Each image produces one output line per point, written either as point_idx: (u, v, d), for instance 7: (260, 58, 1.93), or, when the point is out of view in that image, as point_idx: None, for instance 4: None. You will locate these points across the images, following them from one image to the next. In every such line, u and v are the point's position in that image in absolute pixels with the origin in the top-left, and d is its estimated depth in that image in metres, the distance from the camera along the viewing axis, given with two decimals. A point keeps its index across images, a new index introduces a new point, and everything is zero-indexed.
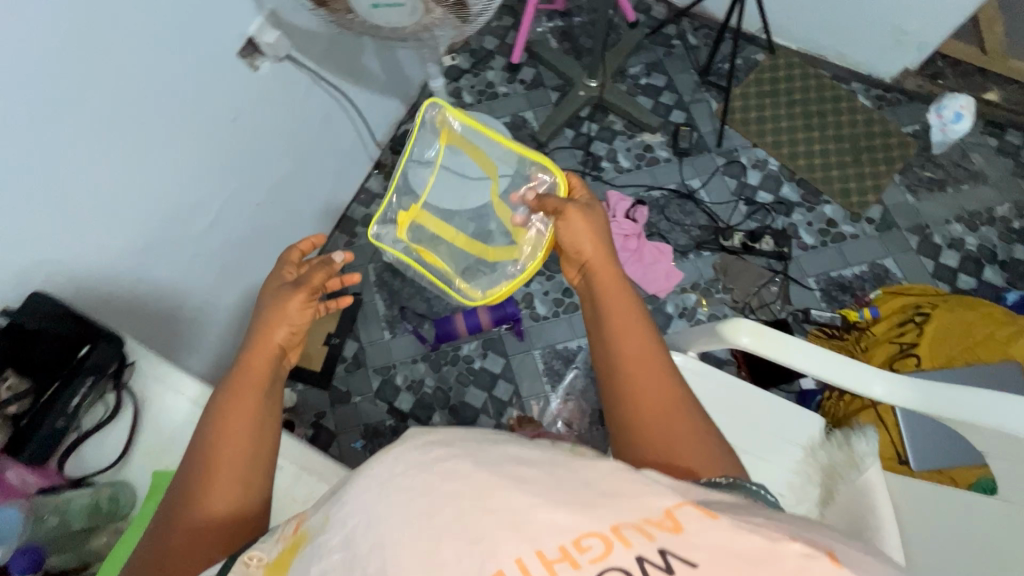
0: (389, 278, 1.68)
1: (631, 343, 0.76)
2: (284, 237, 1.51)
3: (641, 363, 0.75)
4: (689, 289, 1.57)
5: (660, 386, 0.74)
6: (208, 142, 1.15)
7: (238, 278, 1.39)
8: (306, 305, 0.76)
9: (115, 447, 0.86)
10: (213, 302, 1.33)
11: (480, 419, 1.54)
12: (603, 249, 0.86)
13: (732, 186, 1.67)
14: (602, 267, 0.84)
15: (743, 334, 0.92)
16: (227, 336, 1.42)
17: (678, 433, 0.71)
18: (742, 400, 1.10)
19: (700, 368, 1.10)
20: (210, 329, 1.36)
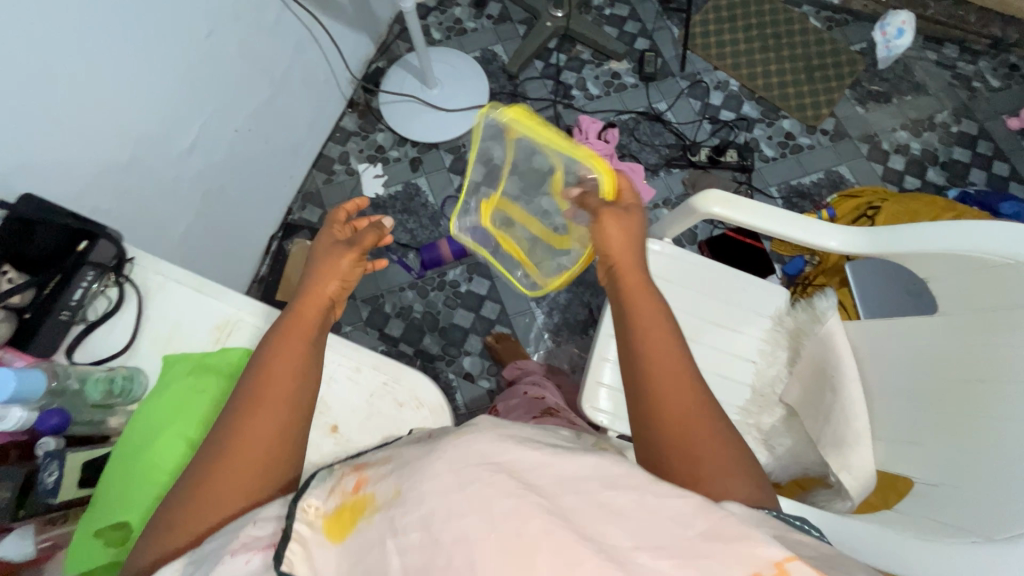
0: (371, 214, 1.70)
1: (655, 343, 0.76)
2: (261, 174, 1.51)
3: (662, 366, 0.75)
4: (660, 205, 1.65)
5: (684, 396, 0.74)
6: (184, 58, 1.14)
7: (218, 210, 1.39)
8: (345, 265, 0.76)
9: (123, 335, 0.87)
10: (197, 234, 1.35)
11: (470, 337, 1.59)
12: (635, 250, 0.84)
13: (696, 106, 1.74)
14: (628, 270, 0.82)
15: (714, 204, 1.00)
16: (211, 269, 1.44)
17: (708, 452, 0.71)
18: (715, 282, 1.18)
19: (679, 254, 1.18)
20: (195, 260, 1.37)
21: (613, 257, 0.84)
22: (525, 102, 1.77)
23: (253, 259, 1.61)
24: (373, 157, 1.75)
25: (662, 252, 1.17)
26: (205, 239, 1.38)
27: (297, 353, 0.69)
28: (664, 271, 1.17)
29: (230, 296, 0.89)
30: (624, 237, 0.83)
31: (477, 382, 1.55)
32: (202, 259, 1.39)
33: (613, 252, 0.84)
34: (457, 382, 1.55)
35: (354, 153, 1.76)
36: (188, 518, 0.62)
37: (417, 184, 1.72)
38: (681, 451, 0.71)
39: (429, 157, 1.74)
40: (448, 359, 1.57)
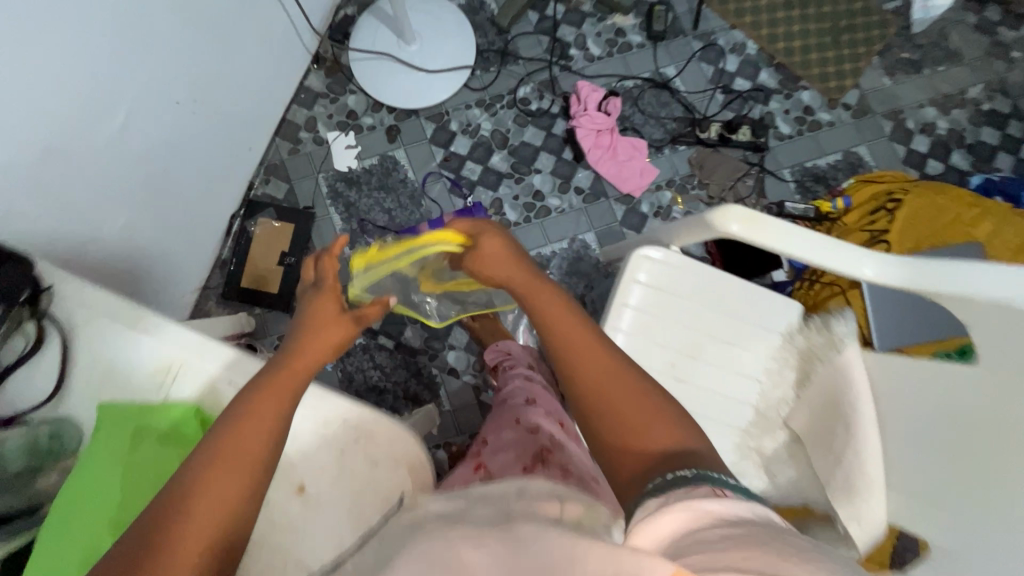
0: (343, 190, 1.53)
1: (567, 334, 0.78)
2: (213, 149, 1.32)
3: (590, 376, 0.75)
4: (663, 187, 1.51)
5: (611, 376, 0.75)
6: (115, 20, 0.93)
7: (163, 194, 1.22)
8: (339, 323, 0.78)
9: (47, 379, 0.75)
10: (139, 224, 1.19)
11: (454, 330, 1.48)
12: (516, 262, 0.84)
13: (709, 73, 1.55)
14: (518, 278, 0.83)
15: (732, 221, 0.88)
16: (160, 258, 1.29)
17: (661, 440, 0.70)
18: (724, 296, 1.08)
19: (683, 264, 1.07)
20: (139, 252, 1.21)
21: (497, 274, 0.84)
22: (517, 62, 1.56)
23: (211, 241, 1.45)
24: (344, 124, 1.55)
25: (664, 261, 1.07)
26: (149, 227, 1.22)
27: (280, 404, 0.68)
28: (666, 282, 1.07)
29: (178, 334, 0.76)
30: (501, 248, 0.83)
31: (461, 378, 1.46)
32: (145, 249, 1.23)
33: (493, 271, 0.85)
34: (441, 378, 1.46)
35: (322, 118, 1.55)
36: (154, 568, 0.57)
37: (394, 157, 1.54)
38: (624, 434, 0.71)
39: (408, 126, 1.55)
40: (430, 354, 1.47)
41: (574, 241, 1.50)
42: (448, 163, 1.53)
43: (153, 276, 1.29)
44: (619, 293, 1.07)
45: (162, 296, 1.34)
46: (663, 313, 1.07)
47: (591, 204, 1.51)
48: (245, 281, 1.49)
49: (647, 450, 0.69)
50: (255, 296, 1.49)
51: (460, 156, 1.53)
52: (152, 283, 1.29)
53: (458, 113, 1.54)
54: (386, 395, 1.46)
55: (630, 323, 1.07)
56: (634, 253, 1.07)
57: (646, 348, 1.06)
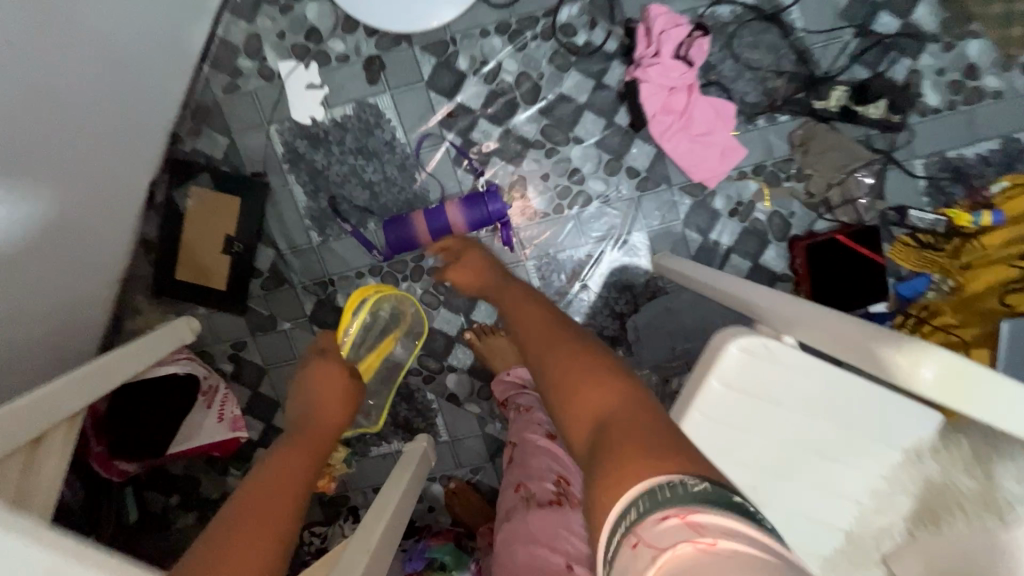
0: (305, 151, 1.10)
1: (525, 319, 0.78)
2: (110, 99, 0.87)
3: (546, 337, 0.70)
4: (749, 174, 1.10)
5: (566, 357, 0.64)
6: None
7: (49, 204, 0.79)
8: (339, 384, 0.94)
9: None
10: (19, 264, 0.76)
11: (455, 349, 1.17)
12: (486, 266, 0.96)
13: (841, 2, 1.06)
14: (492, 283, 0.93)
15: (927, 365, 0.54)
16: (69, 268, 0.91)
17: (607, 409, 0.54)
18: (845, 405, 0.75)
19: (798, 365, 0.72)
20: (40, 277, 0.83)
21: (475, 280, 0.96)
22: None
23: (128, 222, 1.06)
24: (302, 50, 1.08)
25: (772, 360, 0.71)
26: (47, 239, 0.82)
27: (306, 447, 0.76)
28: (769, 388, 0.73)
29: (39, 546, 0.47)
30: (477, 258, 0.99)
31: (463, 406, 1.19)
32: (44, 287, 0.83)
33: (477, 277, 0.96)
34: (438, 405, 1.19)
35: (270, 38, 1.07)
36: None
37: (376, 105, 1.09)
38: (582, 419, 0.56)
39: (396, 59, 1.08)
40: (425, 376, 1.18)
41: (620, 244, 1.12)
42: (452, 121, 1.09)
43: (61, 294, 0.91)
44: (697, 400, 0.73)
45: (75, 309, 0.98)
46: (757, 427, 0.75)
47: (647, 192, 1.11)
48: (180, 273, 1.13)
49: (592, 418, 0.55)
50: (197, 294, 1.14)
51: (470, 112, 1.09)
52: (61, 302, 0.92)
53: (468, 43, 1.07)
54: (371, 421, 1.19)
55: (708, 438, 0.75)
56: (725, 345, 0.71)
57: (727, 468, 0.77)
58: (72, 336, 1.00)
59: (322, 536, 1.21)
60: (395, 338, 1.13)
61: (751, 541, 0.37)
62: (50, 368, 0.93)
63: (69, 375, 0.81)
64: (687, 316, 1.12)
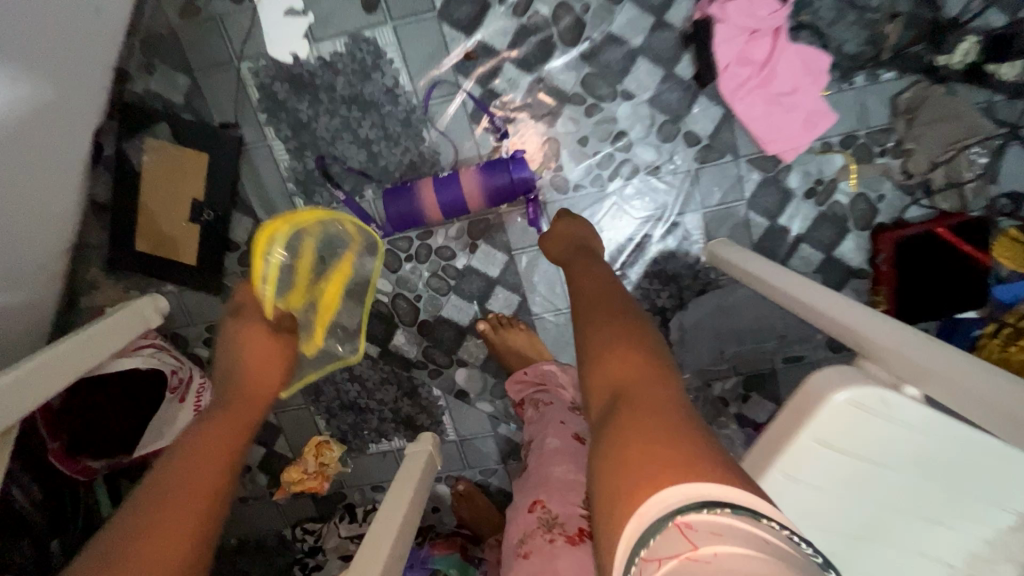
0: (286, 98, 0.88)
1: (588, 294, 0.68)
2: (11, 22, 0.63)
3: (601, 309, 0.62)
4: (834, 147, 0.89)
5: (614, 328, 0.56)
6: None
7: None
8: (277, 341, 0.77)
9: None
10: None
11: (466, 341, 1.01)
12: (585, 241, 0.83)
13: None
14: (577, 256, 0.79)
15: None
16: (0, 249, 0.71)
17: (630, 379, 0.48)
18: (971, 471, 0.57)
19: (916, 422, 0.55)
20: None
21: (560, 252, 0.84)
22: None
23: (71, 183, 0.86)
24: None
25: (883, 415, 0.55)
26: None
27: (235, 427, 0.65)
28: (874, 447, 0.56)
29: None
30: (570, 229, 0.85)
31: (473, 404, 1.05)
32: None
33: (561, 246, 0.84)
34: (445, 402, 1.05)
35: None
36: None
37: (374, 40, 0.86)
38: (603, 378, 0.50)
39: None
40: (430, 369, 1.03)
41: (669, 227, 0.93)
42: (470, 65, 0.87)
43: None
44: (779, 458, 0.57)
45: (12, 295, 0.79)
46: (851, 493, 0.59)
47: (707, 164, 0.90)
48: (140, 244, 0.94)
49: (612, 387, 0.48)
50: (162, 269, 0.96)
51: (493, 53, 0.86)
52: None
53: None
54: (368, 416, 1.05)
55: (788, 503, 0.60)
56: (824, 396, 0.55)
57: (805, 535, 0.62)
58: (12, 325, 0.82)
59: (315, 534, 1.10)
60: (354, 251, 0.87)
61: (750, 539, 0.32)
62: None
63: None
64: (743, 315, 0.96)
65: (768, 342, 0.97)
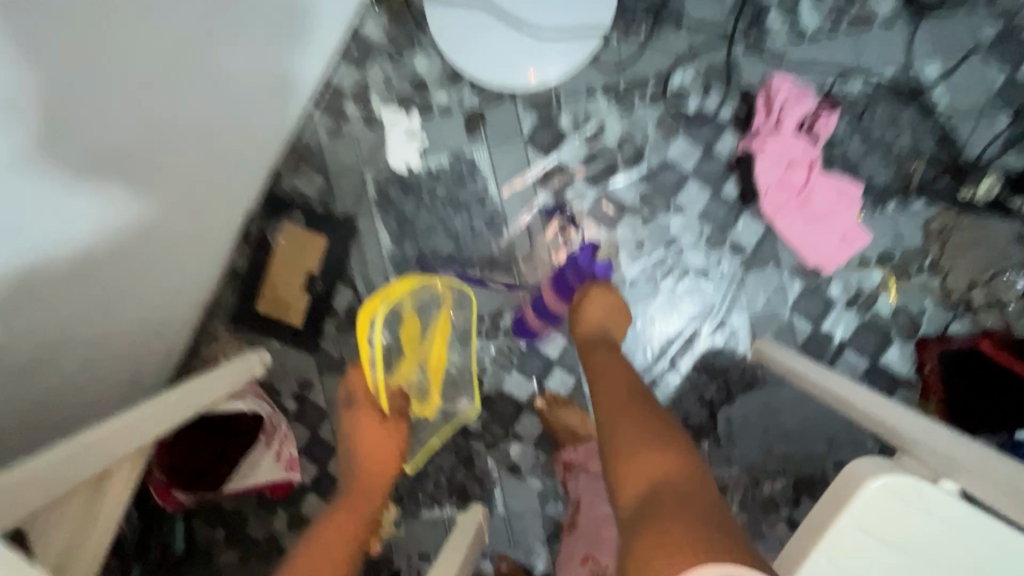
0: (396, 197, 1.09)
1: (605, 390, 0.78)
2: (220, 122, 0.83)
3: (631, 405, 0.72)
4: (873, 263, 0.98)
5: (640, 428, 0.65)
6: (65, 28, 0.52)
7: (149, 236, 0.80)
8: (383, 429, 0.97)
9: None
10: (107, 300, 0.78)
11: (523, 416, 1.10)
12: (613, 330, 0.93)
13: (996, 84, 0.94)
14: (600, 352, 0.87)
15: None
16: (147, 291, 0.87)
17: (665, 477, 0.56)
18: None
19: (955, 518, 0.58)
20: (111, 297, 0.78)
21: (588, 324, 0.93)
22: (677, 31, 0.99)
23: (219, 254, 1.07)
24: (405, 100, 1.08)
25: (917, 507, 0.58)
26: (128, 253, 0.77)
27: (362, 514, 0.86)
28: (911, 539, 0.59)
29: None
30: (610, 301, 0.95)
31: (524, 480, 1.11)
32: (126, 314, 0.84)
33: (590, 318, 0.93)
34: (497, 474, 1.11)
35: (377, 86, 1.07)
36: None
37: (472, 158, 1.07)
38: (636, 474, 0.58)
39: (498, 113, 1.06)
40: (487, 441, 1.11)
41: (716, 325, 1.02)
42: (548, 180, 1.05)
43: (125, 318, 0.85)
44: (820, 542, 0.60)
45: (147, 333, 0.94)
46: None
47: (752, 271, 1.01)
48: (261, 305, 1.13)
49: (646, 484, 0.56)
50: (273, 328, 1.14)
51: (567, 171, 1.04)
52: (129, 328, 0.87)
53: (573, 102, 1.03)
54: (426, 481, 1.13)
55: None
56: (861, 482, 0.59)
57: None
58: (146, 360, 0.98)
59: None
60: (445, 307, 1.09)
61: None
62: (109, 391, 0.88)
63: (146, 407, 0.78)
64: (790, 415, 1.01)
65: (818, 445, 1.00)
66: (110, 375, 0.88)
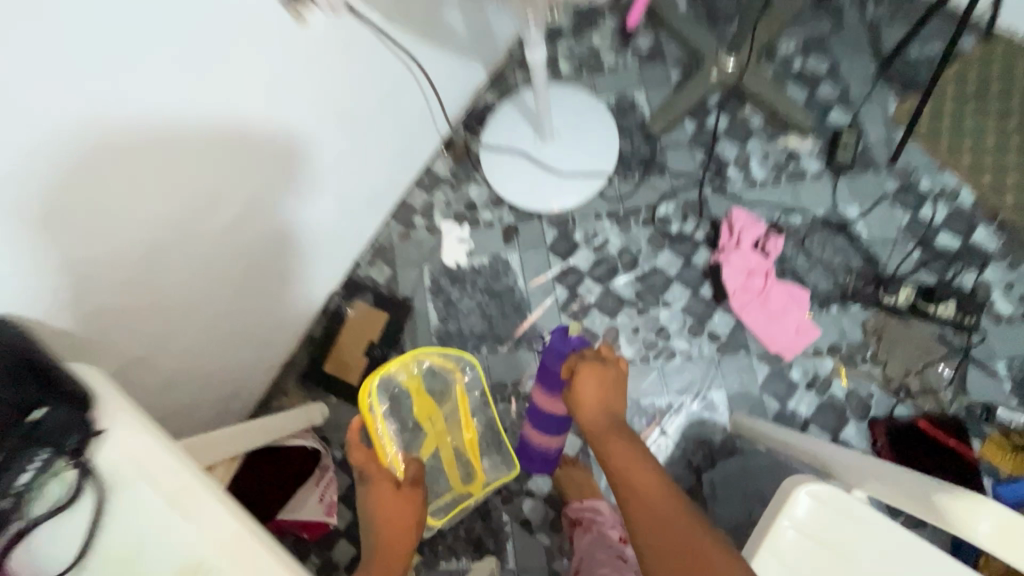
0: (445, 285, 1.40)
1: (634, 486, 0.85)
2: (329, 217, 1.21)
3: (658, 507, 0.82)
4: (825, 353, 1.21)
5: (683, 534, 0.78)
6: (258, 140, 0.91)
7: (264, 282, 1.12)
8: (400, 496, 0.97)
9: (70, 544, 0.63)
10: (229, 325, 1.09)
11: (536, 473, 1.27)
12: (610, 410, 0.95)
13: (903, 221, 1.25)
14: (606, 439, 0.91)
15: (981, 522, 0.59)
16: (252, 327, 1.17)
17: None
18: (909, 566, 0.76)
19: (861, 516, 0.77)
20: (231, 321, 1.09)
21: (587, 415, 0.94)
22: (662, 176, 1.36)
23: (304, 321, 1.37)
24: (460, 216, 1.43)
25: (834, 508, 0.78)
26: (250, 290, 1.10)
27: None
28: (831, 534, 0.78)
29: (199, 514, 0.62)
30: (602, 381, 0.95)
31: (534, 534, 1.24)
32: (233, 340, 1.14)
33: (586, 402, 0.94)
34: (510, 528, 1.25)
35: (440, 204, 1.43)
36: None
37: (506, 259, 1.39)
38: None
39: (528, 228, 1.40)
40: (503, 496, 1.27)
41: (698, 398, 1.24)
42: (564, 277, 1.36)
43: (236, 346, 1.16)
44: (764, 538, 0.79)
45: (247, 363, 1.22)
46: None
47: (726, 356, 1.25)
48: (327, 366, 1.39)
49: None
50: (334, 385, 1.39)
51: (579, 271, 1.35)
52: (235, 354, 1.16)
53: (585, 222, 1.37)
54: (445, 533, 1.26)
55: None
56: (791, 488, 0.79)
57: None
58: (234, 392, 1.24)
59: None
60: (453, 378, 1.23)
61: None
62: (207, 402, 1.14)
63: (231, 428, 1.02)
64: (768, 482, 1.16)
65: None
66: (214, 390, 1.16)
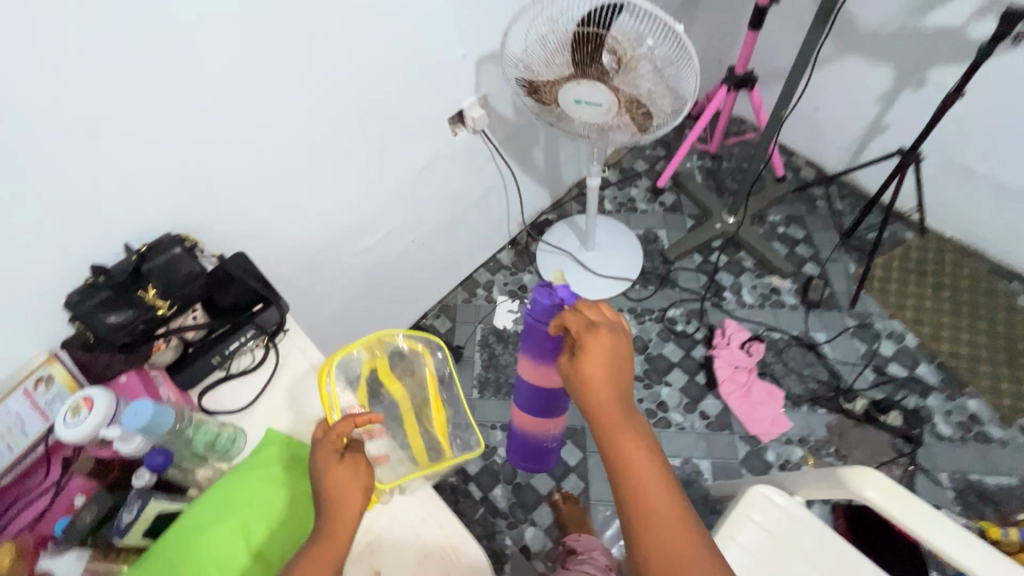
0: (492, 342, 1.76)
1: (630, 468, 0.75)
2: (423, 267, 1.64)
3: (650, 498, 0.73)
4: (795, 442, 1.47)
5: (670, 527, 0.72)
6: (399, 195, 1.40)
7: (367, 298, 1.52)
8: (341, 468, 0.73)
9: (246, 395, 0.96)
10: (335, 323, 1.48)
11: (541, 506, 1.47)
12: (616, 378, 0.82)
13: (861, 350, 1.59)
14: (606, 410, 0.79)
15: (870, 488, 0.85)
16: (346, 332, 1.53)
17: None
18: (834, 561, 0.99)
19: (800, 514, 1.01)
20: (337, 320, 1.47)
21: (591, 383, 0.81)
22: (673, 289, 1.77)
23: None
24: (514, 293, 1.83)
25: (780, 506, 1.02)
26: (357, 302, 1.50)
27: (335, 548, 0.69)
28: (776, 525, 1.01)
29: None
30: (610, 347, 0.83)
31: (531, 560, 1.40)
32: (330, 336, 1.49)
33: (590, 367, 0.82)
34: (511, 551, 1.42)
35: (500, 282, 1.86)
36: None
37: None
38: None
39: None
40: (510, 521, 1.46)
41: (687, 463, 1.47)
42: None
43: (332, 343, 1.52)
44: (727, 522, 1.02)
45: None
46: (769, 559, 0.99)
47: (714, 432, 1.51)
48: None
49: None
50: None
51: None
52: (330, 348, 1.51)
53: None
54: None
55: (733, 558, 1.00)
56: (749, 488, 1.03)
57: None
58: None
59: None
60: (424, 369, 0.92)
61: None
62: None
63: None
64: None
65: None
66: None
